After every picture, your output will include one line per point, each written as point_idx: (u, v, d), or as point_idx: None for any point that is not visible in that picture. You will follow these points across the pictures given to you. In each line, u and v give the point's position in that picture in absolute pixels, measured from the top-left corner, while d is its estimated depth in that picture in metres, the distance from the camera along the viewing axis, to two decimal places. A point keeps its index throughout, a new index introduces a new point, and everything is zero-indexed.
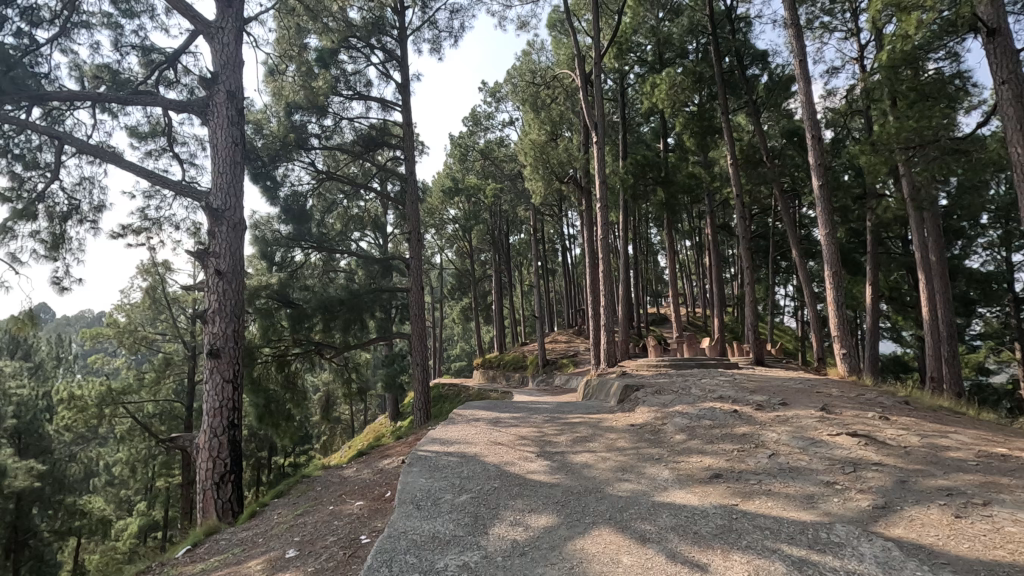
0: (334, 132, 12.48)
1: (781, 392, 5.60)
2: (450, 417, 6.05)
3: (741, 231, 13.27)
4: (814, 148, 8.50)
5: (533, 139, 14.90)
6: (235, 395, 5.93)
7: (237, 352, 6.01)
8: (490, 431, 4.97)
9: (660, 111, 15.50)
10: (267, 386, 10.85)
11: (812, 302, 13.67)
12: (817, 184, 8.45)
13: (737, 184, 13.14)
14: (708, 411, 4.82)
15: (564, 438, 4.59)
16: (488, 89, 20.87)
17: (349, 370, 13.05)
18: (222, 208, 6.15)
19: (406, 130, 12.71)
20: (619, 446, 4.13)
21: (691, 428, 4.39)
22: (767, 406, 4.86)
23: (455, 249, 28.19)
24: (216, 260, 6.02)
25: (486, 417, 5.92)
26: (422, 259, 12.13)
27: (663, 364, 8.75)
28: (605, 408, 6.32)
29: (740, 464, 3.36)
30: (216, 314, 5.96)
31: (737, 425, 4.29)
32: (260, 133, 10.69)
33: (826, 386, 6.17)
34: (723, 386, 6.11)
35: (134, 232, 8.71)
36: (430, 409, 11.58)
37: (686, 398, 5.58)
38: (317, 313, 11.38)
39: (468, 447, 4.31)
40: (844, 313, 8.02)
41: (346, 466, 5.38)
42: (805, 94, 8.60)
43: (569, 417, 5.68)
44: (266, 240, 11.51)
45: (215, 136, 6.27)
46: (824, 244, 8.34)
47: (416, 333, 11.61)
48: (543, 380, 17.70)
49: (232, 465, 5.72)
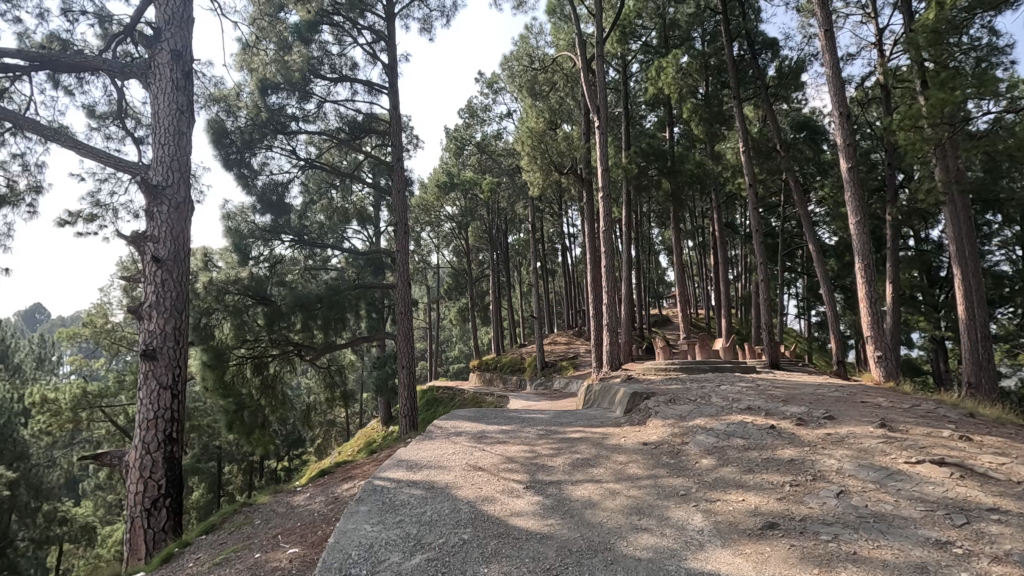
0: (318, 118, 11.68)
1: (819, 402, 4.73)
2: (429, 430, 5.18)
3: (753, 226, 12.37)
4: (841, 126, 7.63)
5: (530, 127, 13.74)
6: (176, 405, 5.03)
7: (179, 352, 5.14)
8: (472, 451, 4.09)
9: (666, 98, 14.61)
10: (240, 391, 9.99)
11: (830, 299, 12.80)
12: (845, 166, 7.58)
13: (749, 173, 12.08)
14: (738, 426, 3.95)
15: (560, 460, 3.71)
16: (484, 80, 20.05)
17: (333, 373, 12.18)
18: (163, 184, 5.28)
19: (394, 115, 11.86)
20: (631, 475, 3.23)
21: (721, 450, 3.50)
22: (809, 420, 3.97)
23: (451, 247, 27.35)
24: (154, 246, 5.15)
25: (469, 430, 5.04)
26: (409, 253, 11.22)
27: (673, 368, 7.86)
28: (610, 419, 5.45)
29: (803, 508, 2.46)
30: (152, 310, 5.07)
31: (779, 446, 3.41)
32: (233, 115, 9.89)
33: (868, 395, 5.29)
34: (748, 394, 5.24)
35: (85, 221, 7.81)
36: (416, 416, 10.65)
37: (706, 409, 4.69)
38: (295, 311, 10.46)
39: (440, 475, 3.41)
40: (878, 312, 7.11)
41: (302, 489, 4.52)
42: (831, 68, 7.77)
43: (569, 431, 4.81)
44: (240, 232, 10.62)
45: (156, 102, 5.40)
46: (855, 233, 7.43)
47: (402, 333, 10.75)
48: (542, 384, 16.81)
49: (167, 487, 4.82)
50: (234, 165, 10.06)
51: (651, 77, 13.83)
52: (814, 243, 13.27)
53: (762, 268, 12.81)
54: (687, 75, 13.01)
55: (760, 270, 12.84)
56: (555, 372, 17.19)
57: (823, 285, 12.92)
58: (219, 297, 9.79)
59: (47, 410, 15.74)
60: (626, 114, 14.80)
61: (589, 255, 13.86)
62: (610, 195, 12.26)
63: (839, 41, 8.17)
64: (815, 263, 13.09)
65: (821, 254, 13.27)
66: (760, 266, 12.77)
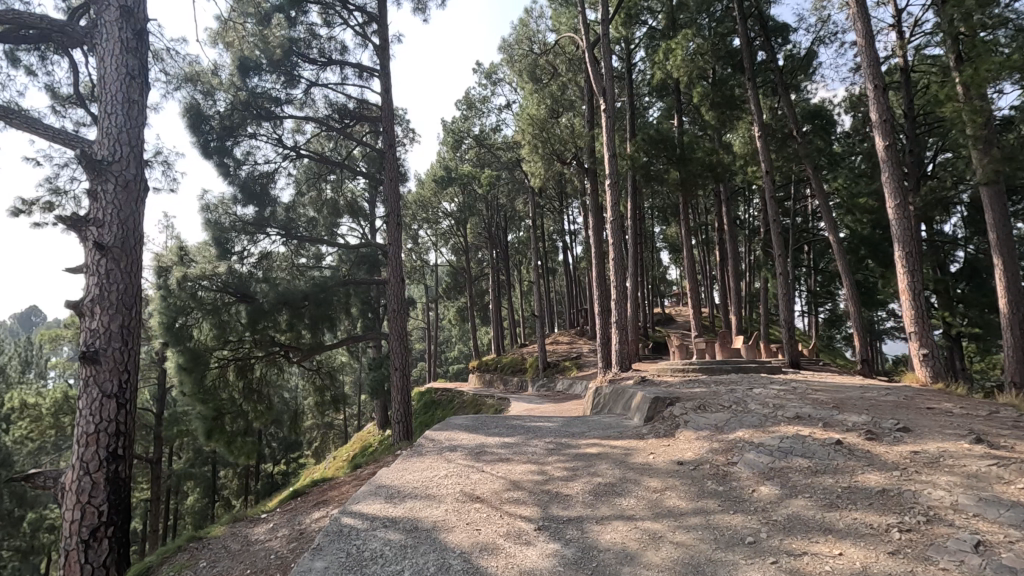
0: (305, 103, 10.97)
1: (879, 410, 3.99)
2: (418, 443, 4.45)
3: (771, 214, 11.22)
4: (877, 101, 6.91)
5: (531, 114, 12.92)
6: (123, 418, 4.30)
7: (130, 355, 4.42)
8: (468, 472, 3.37)
9: (673, 84, 13.89)
10: (221, 395, 9.32)
11: (853, 296, 11.81)
12: (883, 144, 6.84)
13: (765, 160, 11.30)
14: (795, 442, 3.22)
15: (579, 486, 2.99)
16: (482, 69, 19.32)
17: (322, 376, 11.40)
18: (108, 159, 4.53)
19: (385, 100, 11.12)
20: (672, 510, 2.52)
21: (783, 475, 2.77)
22: (883, 434, 3.22)
23: (449, 246, 26.60)
24: (98, 230, 4.42)
25: (466, 443, 4.32)
26: (401, 247, 10.45)
27: (692, 369, 7.10)
28: (628, 429, 4.73)
29: (934, 572, 1.75)
30: (94, 305, 4.32)
31: (857, 471, 2.68)
32: (213, 98, 9.17)
33: (929, 400, 4.56)
34: (790, 400, 4.51)
35: (42, 209, 7.07)
36: (409, 424, 9.85)
37: (746, 418, 3.97)
38: (279, 309, 9.65)
39: (426, 509, 2.68)
40: (921, 306, 6.38)
41: (268, 517, 3.80)
42: (864, 38, 7.05)
43: (584, 445, 4.09)
44: (220, 226, 9.72)
45: (101, 65, 4.66)
46: (894, 218, 6.68)
47: (394, 333, 10.02)
48: (544, 386, 16.06)
49: (110, 514, 4.10)
50: (214, 154, 9.39)
51: (658, 61, 13.19)
52: (834, 236, 12.19)
53: (780, 260, 11.19)
54: (698, 57, 12.22)
55: (779, 264, 11.22)
56: (557, 373, 16.42)
57: (846, 278, 11.97)
58: (193, 295, 8.91)
59: (26, 416, 14.96)
60: (630, 102, 14.03)
61: (593, 248, 13.07)
62: (618, 183, 11.52)
63: (869, 9, 7.45)
64: (837, 258, 12.05)
65: (844, 249, 12.12)
66: (778, 259, 11.18)
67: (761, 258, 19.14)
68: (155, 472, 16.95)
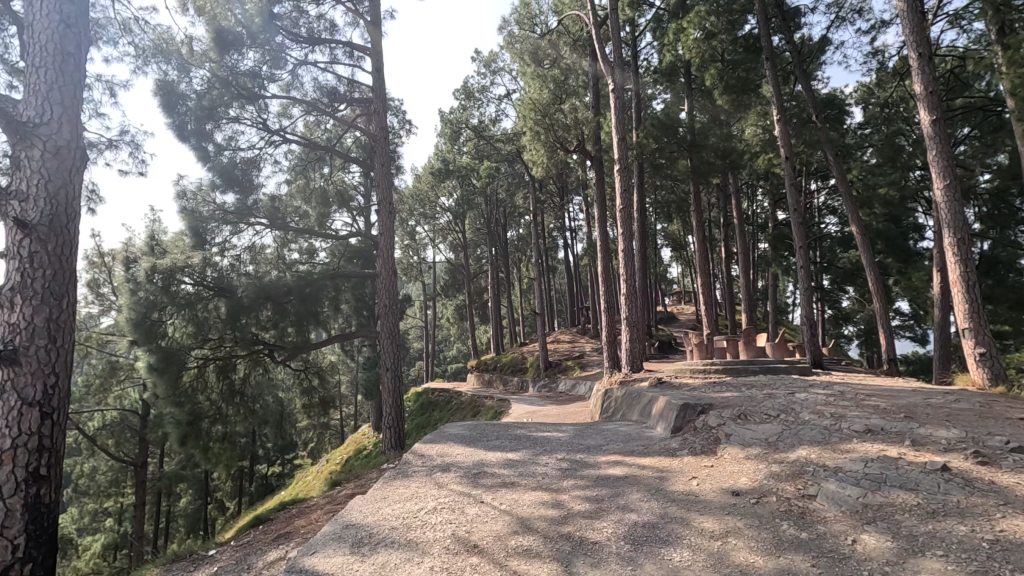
0: (291, 85, 10.26)
1: (966, 423, 3.26)
2: (405, 461, 3.72)
3: (792, 201, 10.46)
4: (921, 71, 6.22)
5: (533, 99, 12.15)
6: (48, 430, 3.57)
7: (62, 354, 3.72)
8: (462, 505, 2.65)
9: (683, 68, 13.15)
10: (199, 398, 8.62)
11: (879, 291, 11.03)
12: (930, 118, 6.13)
13: (784, 145, 10.57)
14: (886, 466, 2.50)
15: (609, 529, 2.27)
16: (482, 57, 18.56)
17: (311, 376, 10.67)
18: (36, 122, 3.79)
19: (377, 81, 10.38)
20: (747, 572, 1.81)
21: (891, 519, 2.05)
22: (999, 457, 2.50)
23: (447, 242, 25.83)
24: (19, 205, 3.68)
25: (461, 461, 3.62)
26: (394, 237, 9.69)
27: (714, 370, 6.39)
28: (653, 442, 4.01)
29: None
30: (15, 295, 3.59)
31: (994, 514, 1.96)
32: (189, 76, 8.43)
33: (1014, 408, 3.83)
34: (849, 408, 3.79)
35: None
36: (402, 431, 9.07)
37: (805, 431, 3.25)
38: (261, 304, 8.87)
39: (403, 568, 1.96)
40: (975, 298, 5.68)
41: (216, 558, 3.09)
42: (905, 1, 6.35)
43: (605, 464, 3.38)
44: (198, 215, 8.91)
45: (29, 8, 3.89)
46: (944, 202, 5.96)
47: (387, 331, 9.27)
48: (546, 386, 15.38)
49: (29, 549, 3.37)
50: (191, 137, 8.68)
51: (667, 45, 12.55)
52: (858, 226, 11.29)
53: (801, 253, 10.45)
54: (710, 41, 11.57)
55: (799, 257, 10.47)
56: (560, 374, 15.66)
57: (869, 271, 11.16)
58: (167, 290, 8.15)
59: None
60: (637, 89, 13.35)
61: (600, 241, 12.30)
62: (627, 171, 10.76)
63: None
64: (861, 251, 11.19)
65: (869, 241, 11.27)
66: (798, 251, 10.44)
67: (770, 254, 18.46)
68: (141, 476, 16.28)
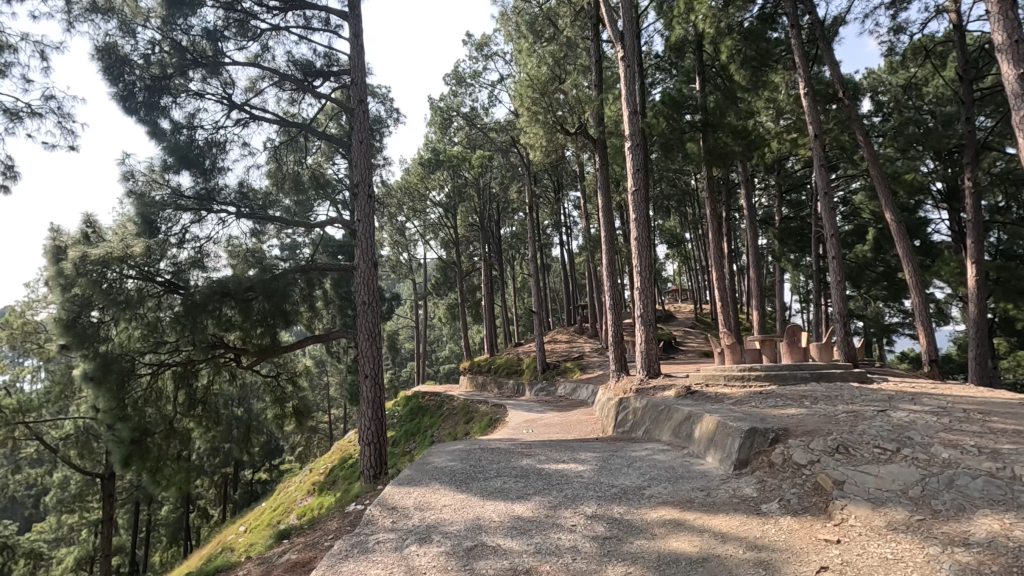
0: (261, 56, 9.10)
1: None
2: (369, 520, 2.65)
3: (821, 184, 9.39)
4: (1002, 17, 5.14)
5: (532, 76, 11.06)
6: None
7: None
8: None
9: (695, 43, 12.09)
10: (148, 412, 7.46)
11: (916, 286, 10.04)
12: (1014, 72, 5.07)
13: (812, 121, 9.53)
14: None
15: None
16: (475, 40, 17.44)
17: (282, 383, 9.47)
18: None
19: (356, 51, 9.21)
20: None
21: None
22: None
23: (438, 239, 24.60)
24: None
25: (448, 522, 2.53)
26: (375, 224, 8.55)
27: (755, 377, 5.33)
28: (714, 482, 2.96)
29: None
30: None
31: None
32: (136, 39, 7.24)
33: None
34: (989, 438, 2.75)
35: None
36: (383, 446, 7.93)
37: (964, 481, 2.28)
38: (221, 302, 7.65)
39: None
40: None
41: None
42: None
43: (662, 530, 2.33)
44: (146, 199, 7.59)
45: None
46: None
47: (366, 332, 8.12)
48: (544, 390, 14.27)
49: None
50: (140, 110, 7.34)
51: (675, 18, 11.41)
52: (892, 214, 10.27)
53: (830, 242, 9.42)
54: (726, 9, 10.45)
55: (828, 246, 9.42)
56: (559, 376, 14.58)
57: (904, 262, 10.11)
58: (104, 285, 6.86)
59: None
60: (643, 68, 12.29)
61: (605, 231, 11.17)
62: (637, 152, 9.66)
63: None
64: (894, 241, 10.17)
65: (903, 230, 10.26)
66: (828, 240, 9.41)
67: (780, 248, 17.47)
68: (109, 489, 14.97)
